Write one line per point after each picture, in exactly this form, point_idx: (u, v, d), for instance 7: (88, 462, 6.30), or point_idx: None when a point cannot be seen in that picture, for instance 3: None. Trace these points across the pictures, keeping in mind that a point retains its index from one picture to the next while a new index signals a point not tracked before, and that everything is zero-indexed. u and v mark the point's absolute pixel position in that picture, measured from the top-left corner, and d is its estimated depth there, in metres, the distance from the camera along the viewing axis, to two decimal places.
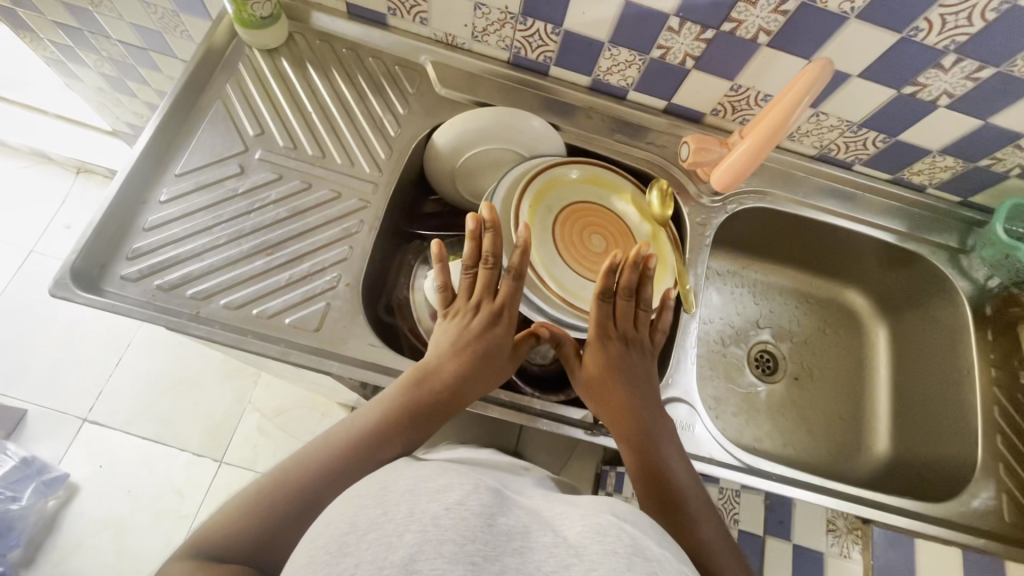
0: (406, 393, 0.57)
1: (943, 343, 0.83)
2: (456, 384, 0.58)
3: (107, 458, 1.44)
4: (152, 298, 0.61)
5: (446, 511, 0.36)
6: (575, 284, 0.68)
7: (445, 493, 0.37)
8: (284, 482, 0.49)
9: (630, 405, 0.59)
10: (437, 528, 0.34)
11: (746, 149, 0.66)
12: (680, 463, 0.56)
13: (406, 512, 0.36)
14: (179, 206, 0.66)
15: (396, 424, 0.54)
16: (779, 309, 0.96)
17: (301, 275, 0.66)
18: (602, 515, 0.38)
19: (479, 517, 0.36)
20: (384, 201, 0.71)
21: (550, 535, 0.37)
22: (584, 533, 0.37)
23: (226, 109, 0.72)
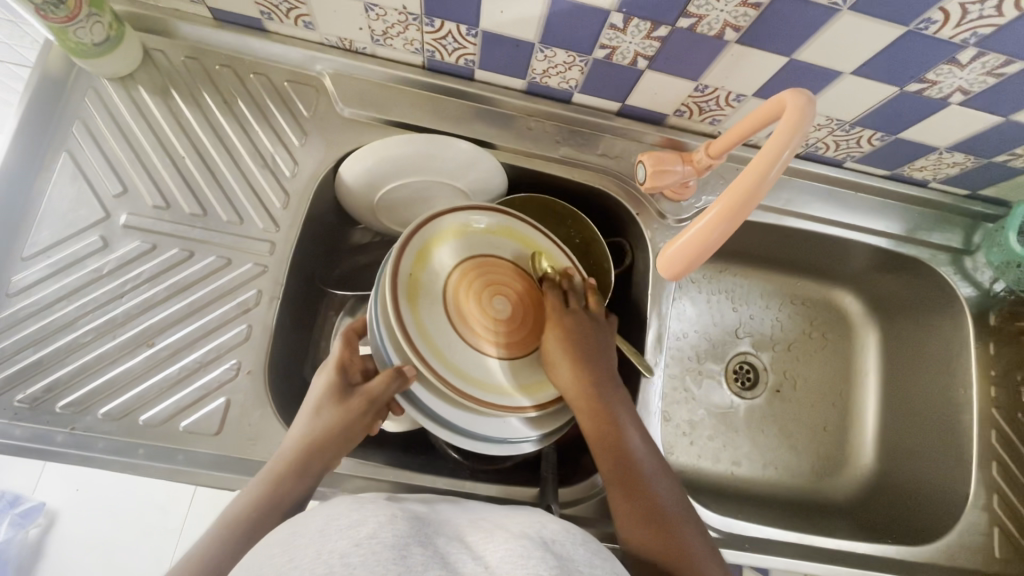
0: (263, 486, 0.46)
1: (937, 367, 0.76)
2: (317, 449, 0.48)
3: (84, 481, 1.41)
4: (17, 417, 0.52)
5: (355, 548, 0.32)
6: (478, 365, 0.51)
7: (356, 527, 0.34)
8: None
9: (629, 465, 0.49)
10: (346, 566, 0.30)
11: (711, 217, 0.46)
12: (695, 531, 0.48)
13: (313, 555, 0.32)
14: (32, 298, 0.55)
15: (264, 519, 0.44)
16: (760, 314, 0.87)
17: (192, 367, 0.56)
18: (523, 540, 0.35)
19: (392, 549, 0.32)
20: (285, 262, 0.60)
21: (471, 563, 0.33)
22: (502, 560, 0.33)
23: (75, 164, 0.58)
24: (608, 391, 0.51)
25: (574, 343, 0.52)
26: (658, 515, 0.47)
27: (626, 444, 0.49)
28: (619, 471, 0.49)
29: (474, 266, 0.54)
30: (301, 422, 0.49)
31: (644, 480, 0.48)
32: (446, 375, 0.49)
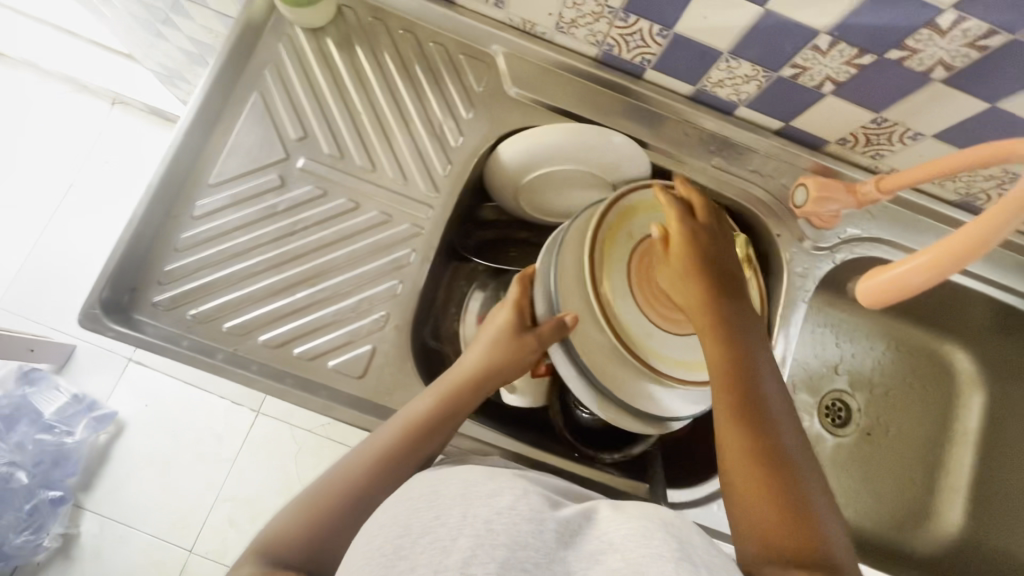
0: (442, 391, 0.56)
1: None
2: (481, 381, 0.57)
3: (152, 398, 1.49)
4: (190, 330, 0.56)
5: (497, 516, 0.35)
6: (644, 330, 0.57)
7: (496, 496, 0.37)
8: (327, 503, 0.49)
9: (767, 444, 0.47)
10: (491, 532, 0.33)
11: (919, 263, 0.54)
12: (834, 529, 0.44)
13: (459, 516, 0.35)
14: (212, 223, 0.58)
15: (421, 435, 0.53)
16: (862, 355, 0.86)
17: (346, 312, 0.59)
18: (645, 519, 0.36)
19: (531, 523, 0.35)
20: (440, 228, 0.62)
21: (594, 541, 0.35)
22: (627, 537, 0.35)
23: (263, 104, 0.61)
24: (750, 369, 0.50)
25: (716, 300, 0.53)
26: (795, 500, 0.44)
27: (766, 420, 0.48)
28: (754, 449, 0.46)
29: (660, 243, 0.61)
30: (479, 346, 0.58)
31: (782, 461, 0.46)
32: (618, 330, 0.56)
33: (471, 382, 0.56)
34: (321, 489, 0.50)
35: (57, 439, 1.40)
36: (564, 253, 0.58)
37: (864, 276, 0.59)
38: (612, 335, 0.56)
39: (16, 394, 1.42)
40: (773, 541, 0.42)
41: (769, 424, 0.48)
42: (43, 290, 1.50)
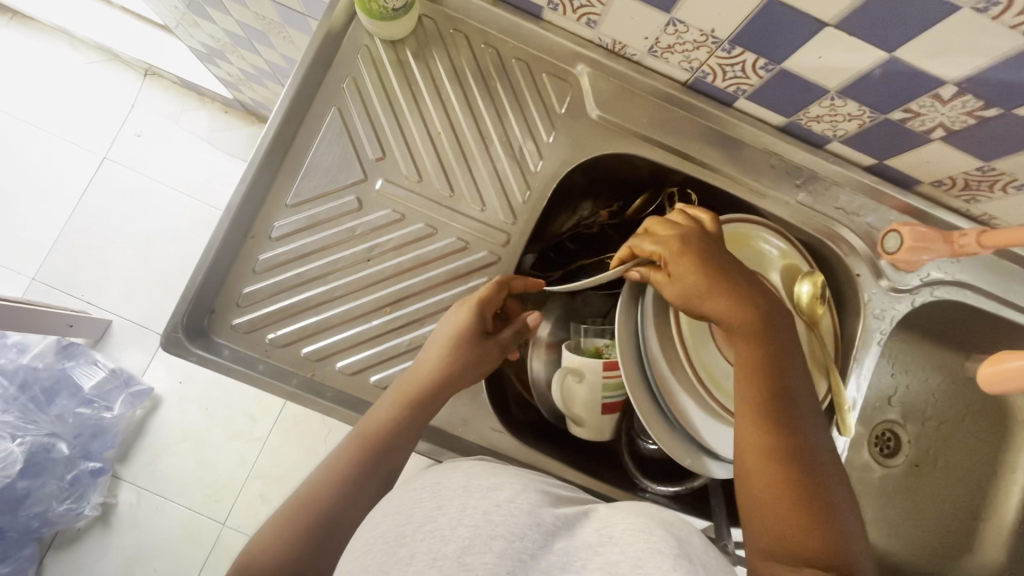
0: (399, 399, 0.53)
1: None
2: (441, 389, 0.55)
3: (188, 377, 1.52)
4: (268, 354, 0.56)
5: (495, 509, 0.37)
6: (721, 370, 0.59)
7: (495, 492, 0.40)
8: (311, 508, 0.50)
9: (773, 378, 0.49)
10: (490, 523, 0.36)
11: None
12: (833, 470, 0.46)
13: (460, 507, 0.37)
14: (289, 245, 0.57)
15: (384, 444, 0.52)
16: (918, 387, 0.85)
17: (422, 341, 0.58)
18: (644, 518, 0.38)
19: (528, 517, 0.37)
20: (518, 256, 0.61)
21: (591, 536, 0.37)
22: (627, 531, 0.37)
23: (341, 121, 0.59)
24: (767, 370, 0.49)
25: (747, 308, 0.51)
26: (816, 504, 0.43)
27: (789, 422, 0.47)
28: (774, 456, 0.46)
29: None
30: (431, 348, 0.55)
31: (799, 441, 0.46)
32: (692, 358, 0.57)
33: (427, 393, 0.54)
34: (302, 497, 0.51)
35: (96, 414, 1.42)
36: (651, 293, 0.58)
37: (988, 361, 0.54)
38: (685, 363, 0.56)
39: (54, 366, 1.43)
40: (792, 552, 0.42)
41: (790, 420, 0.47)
42: (79, 265, 1.50)
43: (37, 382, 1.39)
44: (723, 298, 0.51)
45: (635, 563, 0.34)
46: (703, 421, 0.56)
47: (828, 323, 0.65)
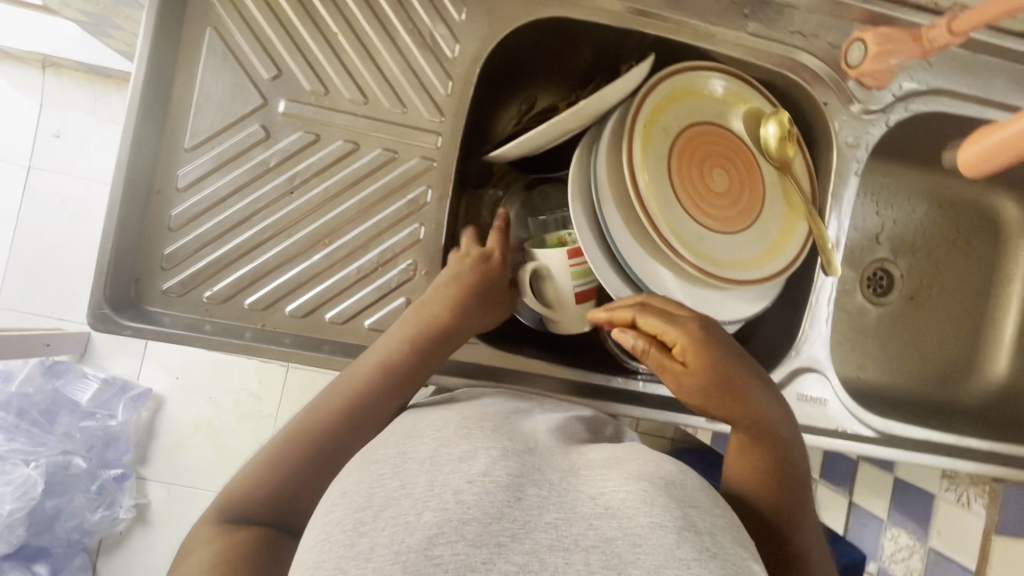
0: (411, 337, 0.50)
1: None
2: (456, 326, 0.52)
3: (184, 372, 1.48)
4: (210, 312, 0.52)
5: (468, 486, 0.34)
6: (690, 232, 0.56)
7: (468, 463, 0.36)
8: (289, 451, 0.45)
9: (761, 438, 0.47)
10: (460, 505, 0.33)
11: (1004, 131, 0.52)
12: (813, 518, 0.46)
13: (426, 487, 0.34)
14: (201, 193, 0.52)
15: (390, 382, 0.48)
16: (905, 219, 0.82)
17: (370, 267, 0.54)
18: (647, 483, 0.36)
19: (506, 492, 0.34)
20: (454, 156, 0.55)
21: (588, 504, 0.34)
22: (626, 501, 0.34)
23: (223, 42, 0.52)
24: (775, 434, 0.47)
25: (728, 380, 0.46)
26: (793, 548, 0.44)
27: (793, 501, 0.46)
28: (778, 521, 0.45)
29: (701, 134, 0.59)
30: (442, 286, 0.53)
31: (784, 484, 0.46)
32: (650, 213, 0.53)
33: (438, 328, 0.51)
34: (282, 438, 0.46)
35: (102, 423, 1.42)
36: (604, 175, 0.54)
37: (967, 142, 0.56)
38: (642, 218, 0.53)
39: (45, 387, 1.41)
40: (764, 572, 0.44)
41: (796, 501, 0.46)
42: (39, 283, 1.44)
43: (33, 407, 1.39)
44: (734, 407, 0.47)
45: (633, 540, 0.32)
46: (681, 291, 0.55)
47: (800, 164, 0.61)
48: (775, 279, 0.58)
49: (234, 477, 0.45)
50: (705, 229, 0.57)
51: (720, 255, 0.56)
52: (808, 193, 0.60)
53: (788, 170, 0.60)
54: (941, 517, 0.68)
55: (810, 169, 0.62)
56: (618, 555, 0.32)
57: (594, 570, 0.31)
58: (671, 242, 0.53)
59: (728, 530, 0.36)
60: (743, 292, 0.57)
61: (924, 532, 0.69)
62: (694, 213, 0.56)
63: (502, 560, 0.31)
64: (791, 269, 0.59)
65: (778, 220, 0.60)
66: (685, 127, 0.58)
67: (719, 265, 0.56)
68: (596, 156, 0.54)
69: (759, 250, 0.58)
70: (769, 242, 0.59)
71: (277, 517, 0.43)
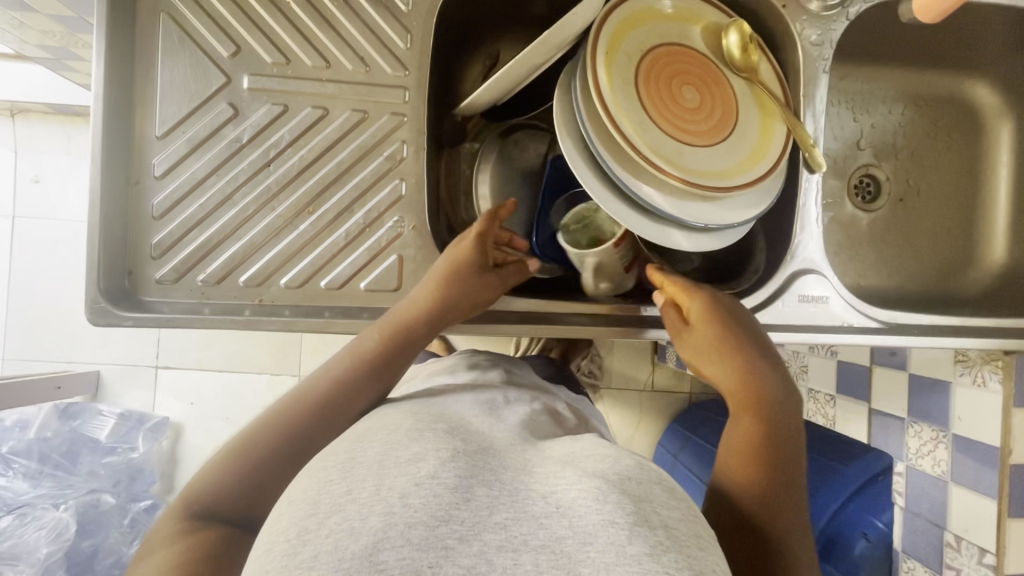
0: (384, 338, 0.50)
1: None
2: (429, 325, 0.51)
3: (195, 397, 1.47)
4: (206, 295, 0.53)
5: (414, 488, 0.31)
6: (669, 149, 0.56)
7: (415, 465, 0.34)
8: (257, 436, 0.44)
9: (763, 429, 0.46)
10: (406, 508, 0.30)
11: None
12: (797, 548, 0.41)
13: (372, 490, 0.32)
14: (180, 178, 0.52)
15: (355, 385, 0.47)
16: (883, 122, 0.82)
17: (358, 229, 0.54)
18: (598, 480, 0.33)
19: (456, 492, 0.32)
20: (423, 107, 0.55)
21: (539, 503, 0.32)
22: (579, 499, 0.32)
23: (179, 25, 0.52)
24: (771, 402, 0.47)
25: (728, 348, 0.50)
26: (759, 552, 0.40)
27: (778, 506, 0.42)
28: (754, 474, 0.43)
29: (664, 53, 0.59)
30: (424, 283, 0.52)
31: (772, 484, 0.43)
32: (626, 134, 0.53)
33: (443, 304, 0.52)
34: (247, 430, 0.45)
35: (125, 457, 1.41)
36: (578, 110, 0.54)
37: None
38: (619, 139, 0.53)
39: (63, 430, 1.41)
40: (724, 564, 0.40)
41: (778, 476, 0.43)
42: (43, 328, 1.45)
43: (54, 450, 1.39)
44: (729, 366, 0.50)
45: (584, 538, 0.30)
46: (671, 208, 0.55)
47: (765, 69, 0.61)
48: (766, 180, 0.58)
49: (203, 466, 0.44)
50: (686, 146, 0.57)
51: (703, 167, 0.56)
52: (779, 94, 0.61)
53: (755, 77, 0.60)
54: (960, 403, 0.68)
55: (778, 73, 0.62)
56: (566, 554, 0.29)
57: (543, 572, 0.28)
58: (652, 160, 0.53)
59: (688, 523, 0.33)
60: (733, 200, 0.57)
61: (945, 422, 0.69)
62: (671, 130, 0.57)
63: (450, 563, 0.28)
64: (779, 168, 0.59)
65: (755, 128, 0.60)
66: (649, 49, 0.58)
67: (710, 177, 0.56)
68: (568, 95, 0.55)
69: (741, 159, 0.58)
70: (751, 147, 0.59)
71: (239, 513, 0.42)
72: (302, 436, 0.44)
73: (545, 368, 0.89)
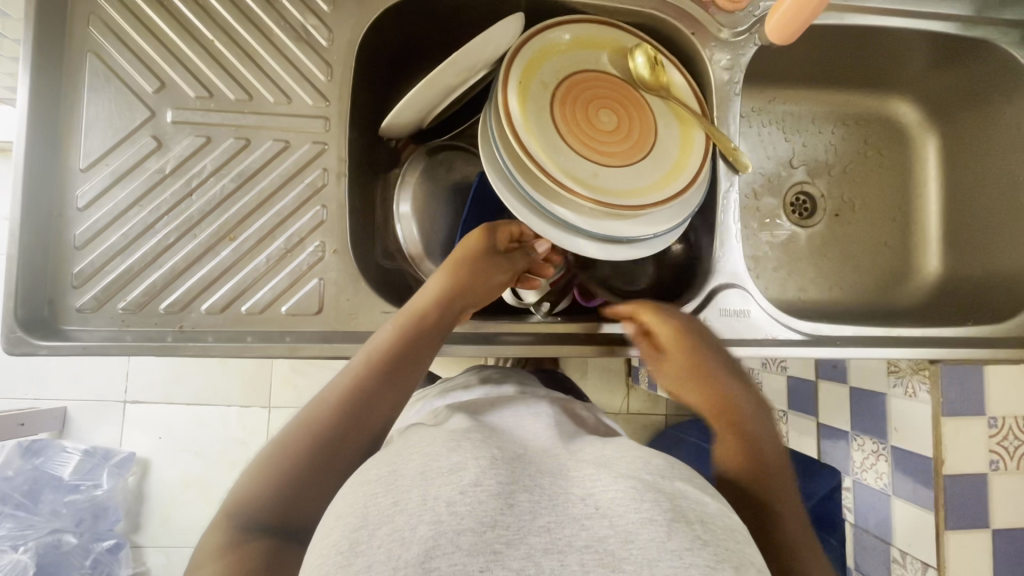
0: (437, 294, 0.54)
1: (1007, 157, 0.75)
2: (472, 285, 0.56)
3: (162, 433, 1.44)
4: (125, 323, 0.53)
5: (459, 496, 0.30)
6: (585, 170, 0.57)
7: (458, 474, 0.32)
8: (297, 449, 0.44)
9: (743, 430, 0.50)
10: (454, 516, 0.29)
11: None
12: (803, 534, 0.44)
13: (418, 499, 0.31)
14: (104, 208, 0.54)
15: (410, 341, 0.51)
16: (813, 141, 0.84)
17: (280, 253, 0.56)
18: (633, 479, 0.32)
19: (499, 499, 0.30)
20: (344, 135, 0.58)
21: (578, 504, 0.31)
22: (616, 499, 0.31)
23: (104, 65, 0.55)
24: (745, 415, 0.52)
25: (705, 355, 0.55)
26: (773, 541, 0.43)
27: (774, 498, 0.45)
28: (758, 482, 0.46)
29: (577, 81, 0.61)
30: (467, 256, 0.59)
31: (766, 478, 0.46)
32: (539, 159, 0.54)
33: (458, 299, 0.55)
34: (286, 441, 0.45)
35: (89, 495, 1.38)
36: (499, 145, 0.56)
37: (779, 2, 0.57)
38: (531, 164, 0.54)
39: (25, 470, 1.39)
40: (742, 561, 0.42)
41: (770, 465, 0.47)
42: (8, 364, 1.43)
43: (15, 489, 1.36)
44: (704, 376, 0.54)
45: (625, 535, 0.29)
46: (588, 227, 0.55)
47: (679, 91, 0.63)
48: (689, 191, 0.60)
49: (238, 483, 0.44)
50: (610, 168, 0.58)
51: (620, 187, 0.58)
52: (696, 108, 0.63)
53: (671, 99, 0.63)
54: (896, 413, 0.68)
55: (693, 90, 0.65)
56: (611, 553, 0.28)
57: (589, 572, 0.27)
58: (564, 180, 0.55)
59: (723, 519, 0.32)
60: (653, 216, 0.58)
61: (884, 434, 0.70)
62: (586, 153, 0.58)
63: (499, 567, 0.27)
64: (701, 179, 0.61)
65: (674, 145, 0.62)
66: (563, 79, 0.60)
67: (632, 197, 0.57)
68: (489, 130, 0.56)
69: (659, 177, 0.60)
70: (672, 161, 0.61)
71: (282, 524, 0.43)
72: (339, 436, 0.46)
73: (540, 376, 0.87)
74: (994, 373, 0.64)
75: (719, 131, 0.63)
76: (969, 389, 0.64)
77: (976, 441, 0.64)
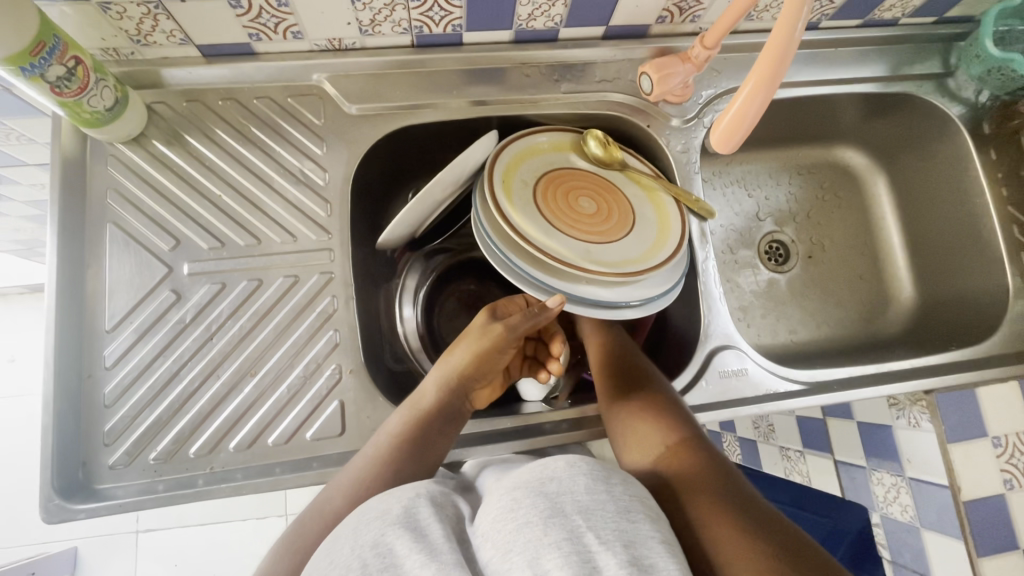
0: (438, 383, 0.57)
1: (950, 196, 0.82)
2: (475, 369, 0.58)
3: (175, 559, 1.37)
4: (157, 473, 0.55)
5: (386, 536, 0.34)
6: (580, 249, 0.61)
7: (384, 513, 0.36)
8: (302, 533, 0.49)
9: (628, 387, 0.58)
10: (380, 556, 0.33)
11: (749, 91, 0.57)
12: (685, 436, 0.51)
13: (349, 548, 0.34)
14: (132, 364, 0.57)
15: (422, 436, 0.54)
16: (775, 194, 0.91)
17: (299, 382, 0.59)
18: (516, 490, 0.36)
19: (417, 535, 0.34)
20: (348, 264, 0.62)
21: (472, 536, 0.35)
22: (496, 518, 0.35)
23: (122, 231, 0.60)
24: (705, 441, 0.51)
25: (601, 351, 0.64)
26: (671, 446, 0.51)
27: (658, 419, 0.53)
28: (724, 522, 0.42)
29: (555, 175, 0.67)
30: (467, 342, 0.59)
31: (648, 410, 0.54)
32: (534, 243, 0.59)
33: (460, 385, 0.57)
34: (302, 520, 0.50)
35: None
36: (495, 236, 0.60)
37: (712, 126, 0.63)
38: (529, 249, 0.58)
39: None
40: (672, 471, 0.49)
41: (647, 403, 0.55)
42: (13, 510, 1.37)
43: None
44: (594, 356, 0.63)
45: (505, 547, 0.32)
46: (590, 299, 0.59)
47: (647, 173, 0.70)
48: (677, 253, 0.64)
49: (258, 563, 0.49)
50: (602, 244, 0.63)
51: (613, 258, 0.62)
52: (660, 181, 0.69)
53: (642, 179, 0.69)
54: (904, 445, 0.71)
55: (652, 170, 0.72)
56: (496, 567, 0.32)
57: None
58: (562, 260, 0.59)
59: (616, 503, 0.34)
60: (648, 280, 0.62)
61: (900, 465, 0.72)
62: (577, 233, 0.63)
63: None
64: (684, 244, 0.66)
65: (652, 215, 0.67)
66: (542, 175, 0.66)
67: (626, 265, 0.61)
68: (484, 228, 0.60)
69: (647, 246, 0.64)
70: (654, 232, 0.66)
71: None
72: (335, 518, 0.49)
73: None
74: (986, 395, 0.67)
75: (688, 197, 0.69)
76: (962, 410, 0.67)
77: (982, 460, 0.65)
